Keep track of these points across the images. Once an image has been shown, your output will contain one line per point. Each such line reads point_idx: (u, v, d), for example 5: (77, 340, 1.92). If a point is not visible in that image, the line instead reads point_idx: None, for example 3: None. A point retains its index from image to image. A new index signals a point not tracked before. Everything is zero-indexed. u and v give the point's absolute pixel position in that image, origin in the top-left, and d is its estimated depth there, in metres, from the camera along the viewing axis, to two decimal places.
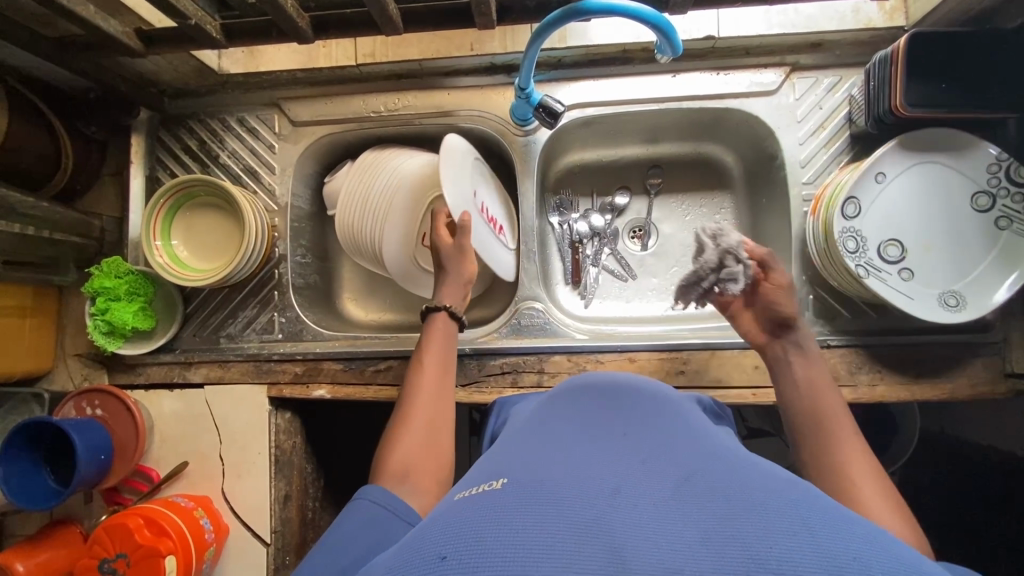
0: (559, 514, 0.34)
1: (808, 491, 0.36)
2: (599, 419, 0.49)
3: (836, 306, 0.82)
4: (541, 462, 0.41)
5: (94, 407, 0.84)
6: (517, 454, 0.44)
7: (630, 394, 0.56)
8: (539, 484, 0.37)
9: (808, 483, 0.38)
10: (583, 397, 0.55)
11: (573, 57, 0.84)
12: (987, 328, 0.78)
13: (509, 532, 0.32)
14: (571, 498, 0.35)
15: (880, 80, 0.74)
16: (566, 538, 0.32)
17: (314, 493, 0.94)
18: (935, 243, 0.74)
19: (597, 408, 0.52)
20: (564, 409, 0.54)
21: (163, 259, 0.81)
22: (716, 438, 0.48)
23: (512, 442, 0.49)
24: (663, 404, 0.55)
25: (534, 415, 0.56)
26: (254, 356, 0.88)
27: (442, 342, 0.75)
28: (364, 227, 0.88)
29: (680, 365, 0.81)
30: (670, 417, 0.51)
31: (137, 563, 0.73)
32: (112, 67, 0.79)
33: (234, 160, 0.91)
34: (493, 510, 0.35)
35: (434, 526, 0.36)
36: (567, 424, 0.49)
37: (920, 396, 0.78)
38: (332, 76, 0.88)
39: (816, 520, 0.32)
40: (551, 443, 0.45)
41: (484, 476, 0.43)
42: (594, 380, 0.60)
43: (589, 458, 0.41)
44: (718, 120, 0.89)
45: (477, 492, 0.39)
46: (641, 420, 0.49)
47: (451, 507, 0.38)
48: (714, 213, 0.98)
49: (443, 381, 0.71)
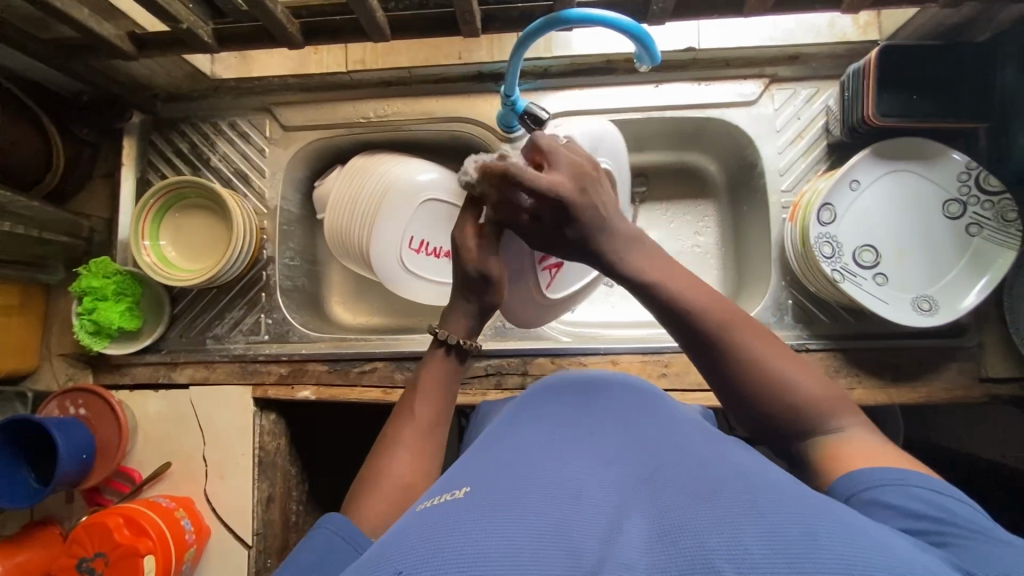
0: (517, 521, 0.35)
1: (756, 477, 0.39)
2: (562, 426, 0.51)
3: (815, 311, 0.83)
4: (499, 471, 0.42)
5: (78, 406, 0.84)
6: (480, 462, 0.45)
7: (586, 400, 0.58)
8: (499, 491, 0.38)
9: (749, 469, 0.41)
10: (543, 408, 0.57)
11: (559, 67, 0.86)
12: (962, 333, 0.80)
13: (469, 541, 0.33)
14: (529, 508, 0.36)
15: (854, 91, 0.76)
16: (525, 545, 0.33)
17: (297, 496, 0.94)
18: (907, 252, 0.76)
19: (561, 415, 0.55)
20: (529, 416, 0.56)
21: (151, 259, 0.82)
22: (676, 429, 0.51)
23: (472, 454, 0.50)
24: (623, 401, 0.57)
25: (500, 423, 0.58)
26: (240, 356, 0.88)
27: (443, 382, 0.63)
28: (353, 229, 0.90)
29: (661, 368, 0.83)
30: (624, 418, 0.53)
31: (115, 563, 0.73)
32: (105, 70, 0.81)
33: (225, 163, 0.92)
34: (451, 522, 0.35)
35: (395, 536, 0.36)
36: (531, 429, 0.51)
37: (897, 400, 0.79)
38: (323, 82, 0.90)
39: (763, 500, 0.35)
40: (508, 451, 0.46)
41: (448, 485, 0.43)
42: (562, 384, 0.64)
43: (550, 462, 0.43)
44: (700, 129, 0.92)
45: (437, 502, 0.39)
46: (598, 427, 0.51)
47: (409, 520, 0.38)
48: (697, 221, 1.00)
49: (432, 424, 0.61)
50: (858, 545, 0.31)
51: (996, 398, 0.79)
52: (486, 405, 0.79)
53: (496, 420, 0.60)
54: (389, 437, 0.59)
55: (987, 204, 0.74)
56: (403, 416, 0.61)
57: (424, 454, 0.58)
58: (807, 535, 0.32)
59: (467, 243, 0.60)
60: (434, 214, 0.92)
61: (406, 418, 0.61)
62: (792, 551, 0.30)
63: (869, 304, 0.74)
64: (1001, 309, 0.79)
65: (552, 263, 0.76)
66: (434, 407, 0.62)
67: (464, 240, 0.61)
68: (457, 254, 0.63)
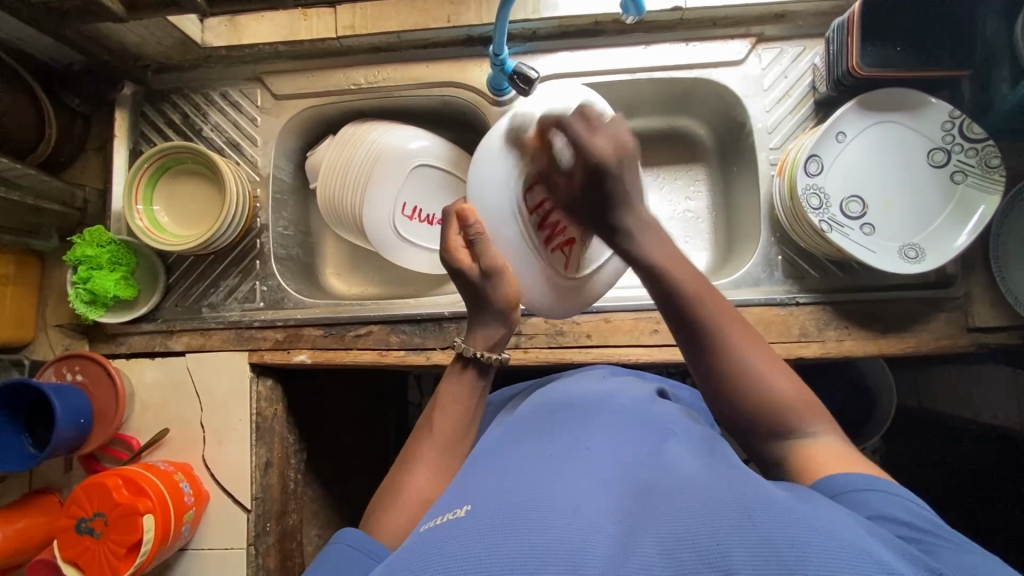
0: (524, 537, 0.37)
1: (749, 484, 0.41)
2: (561, 438, 0.53)
3: (805, 266, 0.84)
4: (506, 487, 0.44)
5: (75, 373, 0.84)
6: (483, 480, 0.47)
7: (589, 409, 0.60)
8: (501, 507, 0.40)
9: (750, 480, 0.42)
10: (547, 420, 0.59)
11: (547, 29, 0.87)
12: (948, 283, 0.80)
13: (474, 560, 0.35)
14: (535, 519, 0.38)
15: (837, 44, 0.77)
16: (531, 561, 0.35)
17: (296, 464, 0.95)
18: (891, 202, 0.78)
19: (558, 428, 0.56)
20: (526, 433, 0.57)
21: (143, 223, 0.83)
22: (675, 438, 0.53)
23: (481, 466, 0.52)
24: (621, 411, 0.59)
25: (500, 438, 0.59)
26: (236, 323, 0.89)
27: (463, 397, 0.64)
28: (344, 195, 0.91)
29: (653, 325, 0.83)
30: (625, 426, 0.55)
31: (114, 522, 0.73)
32: (95, 36, 0.81)
33: (217, 133, 0.93)
34: (461, 539, 0.37)
35: (405, 556, 0.39)
36: (531, 447, 0.53)
37: (887, 350, 0.80)
38: (314, 49, 0.91)
39: (757, 510, 0.36)
40: (515, 465, 0.48)
41: (452, 503, 0.45)
42: (555, 398, 0.65)
43: (552, 478, 0.44)
44: (689, 92, 0.92)
45: (441, 522, 0.41)
46: (599, 436, 0.52)
47: (418, 538, 0.40)
48: (688, 186, 1.01)
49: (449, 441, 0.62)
50: (840, 544, 0.33)
51: (985, 347, 0.80)
52: (491, 399, 0.81)
53: (499, 430, 0.62)
54: (409, 455, 0.61)
55: (970, 151, 0.75)
56: (422, 431, 0.62)
57: (444, 471, 0.60)
58: (795, 542, 0.33)
59: (461, 260, 0.64)
60: (428, 180, 0.93)
61: (423, 432, 0.62)
62: (780, 558, 0.32)
63: (862, 255, 0.75)
64: (987, 257, 0.80)
65: (562, 238, 0.70)
66: (460, 427, 0.63)
67: (459, 258, 0.64)
68: (460, 262, 0.64)
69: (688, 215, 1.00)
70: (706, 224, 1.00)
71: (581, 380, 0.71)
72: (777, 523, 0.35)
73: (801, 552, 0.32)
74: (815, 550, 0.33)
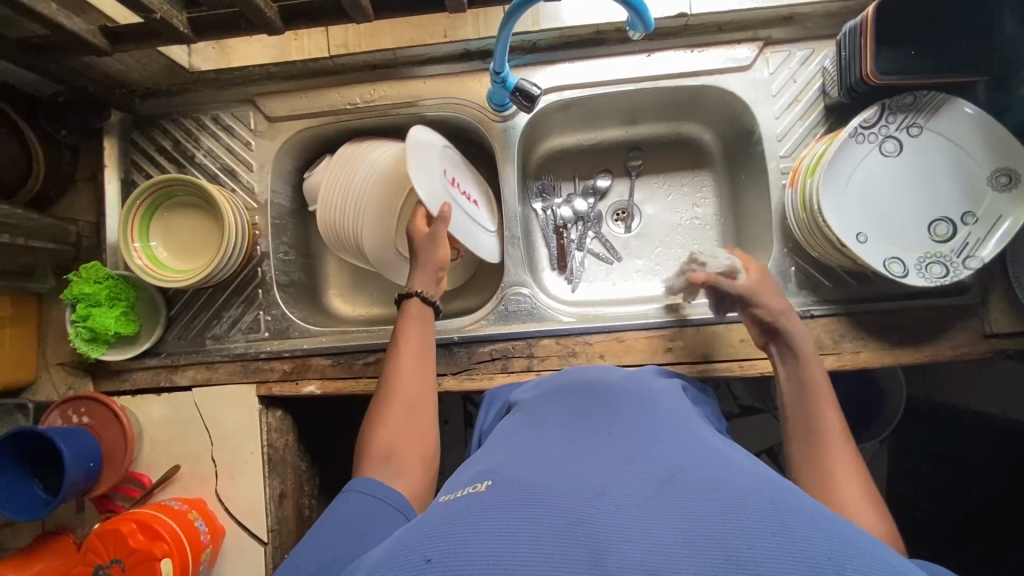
0: (541, 516, 0.35)
1: (780, 484, 0.39)
2: (581, 421, 0.51)
3: (819, 277, 0.83)
4: (528, 464, 0.43)
5: (81, 415, 0.82)
6: (505, 457, 0.46)
7: (610, 391, 0.58)
8: (524, 490, 0.38)
9: (784, 482, 0.40)
10: (572, 398, 0.58)
11: (547, 40, 0.84)
12: (965, 290, 0.79)
13: (493, 533, 0.35)
14: (554, 500, 0.37)
15: (851, 50, 0.74)
16: (547, 539, 0.34)
17: (310, 490, 0.94)
18: (918, 209, 0.76)
19: (579, 411, 0.54)
20: (546, 415, 0.55)
21: (142, 261, 0.81)
22: (699, 432, 0.51)
23: (504, 442, 0.51)
24: (644, 399, 0.57)
25: (515, 421, 0.57)
26: (242, 355, 0.87)
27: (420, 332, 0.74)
28: (345, 222, 0.87)
29: (667, 343, 0.82)
30: (647, 413, 0.53)
31: (132, 568, 0.72)
32: (77, 67, 0.78)
33: (211, 159, 0.90)
34: (477, 512, 0.37)
35: (420, 530, 0.38)
36: (552, 427, 0.51)
37: (903, 360, 0.78)
38: (306, 68, 0.87)
39: (792, 516, 0.34)
40: (538, 445, 0.47)
41: (472, 477, 0.45)
42: (579, 378, 0.64)
43: (573, 460, 0.43)
44: (694, 98, 0.90)
45: (461, 494, 0.41)
46: (622, 420, 0.51)
47: (437, 508, 0.40)
48: (695, 192, 0.99)
49: (420, 373, 0.70)
50: (874, 560, 0.32)
51: (1001, 353, 0.79)
52: (496, 390, 0.79)
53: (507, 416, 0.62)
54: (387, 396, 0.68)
55: (1006, 145, 0.73)
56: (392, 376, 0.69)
57: (417, 407, 0.67)
58: (828, 553, 0.32)
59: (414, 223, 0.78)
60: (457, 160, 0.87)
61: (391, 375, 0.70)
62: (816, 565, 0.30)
63: (878, 266, 0.74)
64: (1004, 264, 0.79)
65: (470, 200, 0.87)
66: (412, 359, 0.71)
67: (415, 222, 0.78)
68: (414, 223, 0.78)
69: (695, 223, 0.98)
70: (714, 231, 0.97)
71: (590, 369, 0.68)
72: (810, 533, 0.33)
73: (837, 564, 0.31)
74: (851, 564, 0.31)
